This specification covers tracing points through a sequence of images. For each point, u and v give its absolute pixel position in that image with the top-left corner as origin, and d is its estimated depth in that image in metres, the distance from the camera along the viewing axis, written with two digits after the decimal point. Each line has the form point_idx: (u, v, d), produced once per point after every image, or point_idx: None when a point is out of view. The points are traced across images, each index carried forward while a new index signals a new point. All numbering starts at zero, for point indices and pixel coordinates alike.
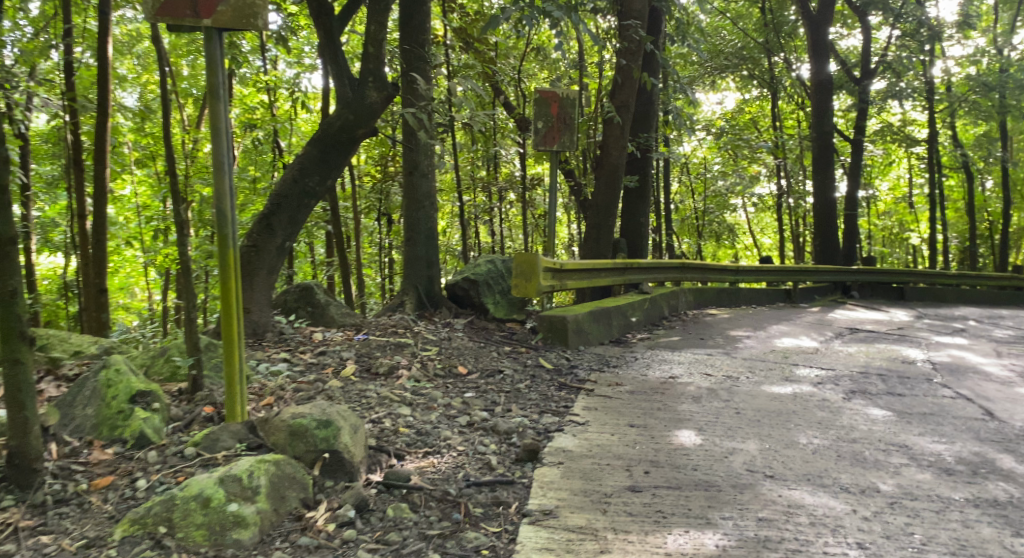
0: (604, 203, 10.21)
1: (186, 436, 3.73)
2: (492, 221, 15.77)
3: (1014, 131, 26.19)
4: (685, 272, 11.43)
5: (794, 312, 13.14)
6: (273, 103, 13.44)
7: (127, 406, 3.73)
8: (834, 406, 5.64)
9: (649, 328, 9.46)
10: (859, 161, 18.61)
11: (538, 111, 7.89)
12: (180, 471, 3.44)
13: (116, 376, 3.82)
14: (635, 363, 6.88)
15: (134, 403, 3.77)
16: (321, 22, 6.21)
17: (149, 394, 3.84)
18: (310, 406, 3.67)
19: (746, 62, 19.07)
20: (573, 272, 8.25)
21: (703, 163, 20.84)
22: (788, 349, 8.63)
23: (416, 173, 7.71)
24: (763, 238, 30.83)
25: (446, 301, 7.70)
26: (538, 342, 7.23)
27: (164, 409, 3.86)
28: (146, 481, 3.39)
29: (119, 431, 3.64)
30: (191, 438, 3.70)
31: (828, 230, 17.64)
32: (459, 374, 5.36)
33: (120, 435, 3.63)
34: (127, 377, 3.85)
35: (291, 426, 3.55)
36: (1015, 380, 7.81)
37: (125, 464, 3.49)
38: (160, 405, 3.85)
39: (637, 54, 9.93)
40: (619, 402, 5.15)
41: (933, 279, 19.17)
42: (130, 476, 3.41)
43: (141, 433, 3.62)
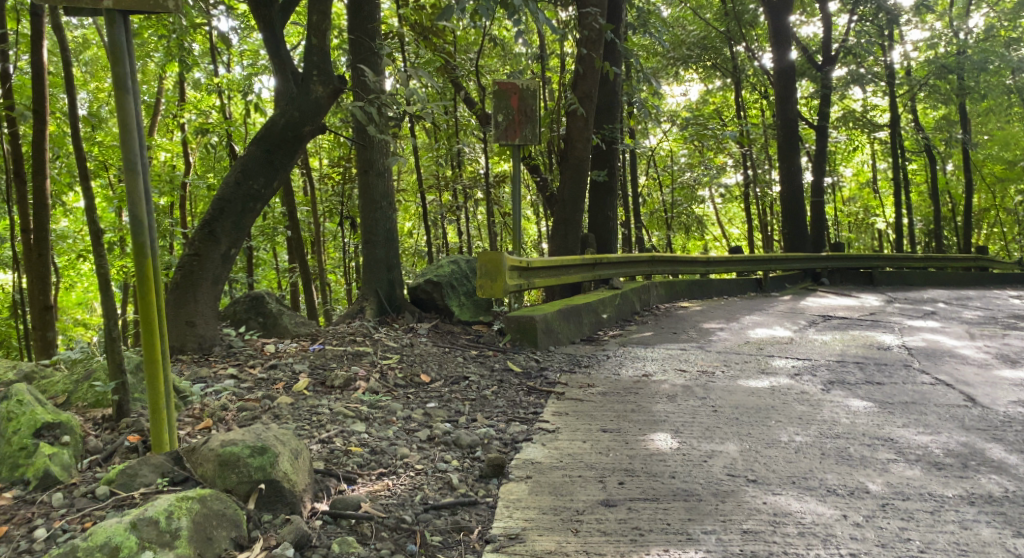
0: (570, 198, 9.97)
1: (101, 473, 3.38)
2: (459, 220, 15.49)
3: (975, 113, 26.40)
4: (655, 265, 11.22)
5: (766, 301, 12.99)
6: (227, 107, 13.02)
7: (31, 441, 3.37)
8: (814, 398, 5.44)
9: (621, 324, 9.23)
10: (824, 148, 18.58)
11: (497, 103, 7.61)
12: (88, 515, 3.06)
13: (18, 409, 3.45)
14: (608, 362, 6.63)
15: (39, 437, 3.40)
16: (261, 14, 5.91)
17: (58, 427, 3.47)
18: (245, 431, 3.34)
19: (709, 51, 18.99)
20: (541, 270, 7.98)
21: (670, 155, 20.72)
22: (762, 340, 8.44)
23: (372, 172, 7.39)
24: (732, 228, 30.86)
25: (408, 305, 7.40)
26: (506, 344, 6.96)
27: (77, 442, 3.50)
28: (46, 530, 2.99)
29: (20, 471, 3.27)
30: (106, 474, 3.35)
31: (796, 218, 17.54)
32: (420, 384, 5.06)
33: (22, 475, 3.26)
34: (30, 408, 3.47)
35: (222, 455, 3.21)
36: (993, 363, 7.69)
37: (24, 510, 3.11)
38: (71, 438, 3.49)
39: (598, 44, 9.71)
40: (591, 405, 4.89)
41: (901, 262, 19.23)
42: (29, 524, 3.02)
43: (45, 472, 3.26)
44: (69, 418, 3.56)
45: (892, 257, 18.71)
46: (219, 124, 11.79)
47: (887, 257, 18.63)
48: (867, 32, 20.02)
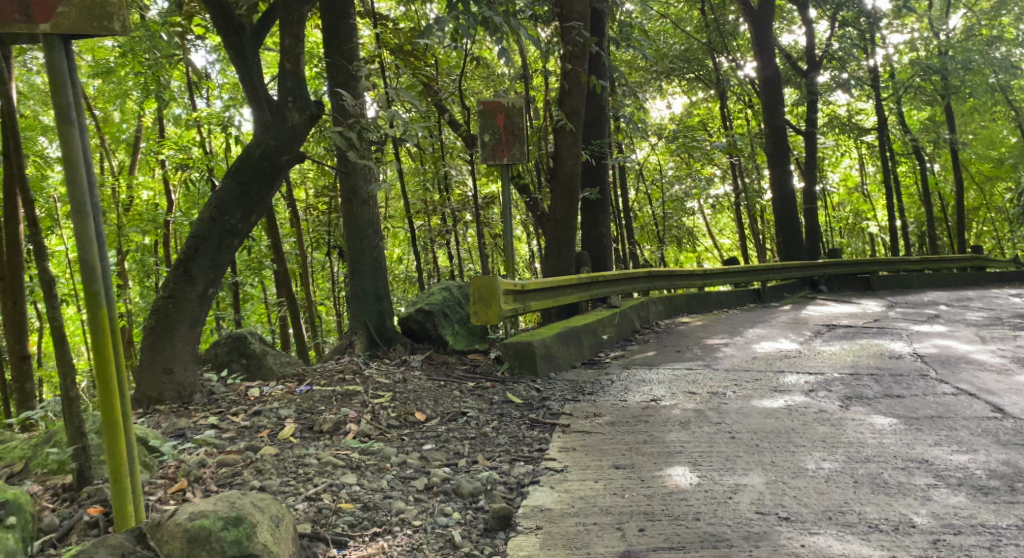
0: (562, 217, 9.70)
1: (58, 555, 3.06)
2: (449, 244, 15.19)
3: (960, 113, 26.34)
4: (652, 281, 10.93)
5: (766, 312, 12.71)
6: (207, 142, 12.74)
7: None
8: (836, 417, 5.15)
9: (621, 344, 8.92)
10: (815, 155, 18.39)
11: (482, 123, 7.34)
12: None
13: None
14: (613, 387, 6.30)
15: None
16: (230, 41, 5.63)
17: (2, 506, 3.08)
18: (216, 499, 3.05)
19: (693, 63, 18.86)
20: (536, 292, 7.66)
21: (658, 168, 20.49)
22: (769, 354, 8.15)
23: (356, 200, 7.09)
24: (723, 238, 30.61)
25: (400, 337, 7.09)
26: (505, 374, 6.63)
27: (23, 523, 3.12)
28: None
29: None
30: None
31: (790, 226, 17.29)
32: (415, 424, 4.72)
33: None
34: None
35: (191, 529, 2.89)
36: (1011, 369, 7.45)
37: None
38: (18, 519, 3.11)
39: (583, 58, 9.50)
40: (600, 438, 4.56)
41: (898, 266, 19.04)
42: None
43: None
44: (16, 495, 3.19)
45: (888, 261, 18.50)
46: (199, 159, 11.50)
47: (884, 262, 18.42)
48: (849, 37, 19.92)
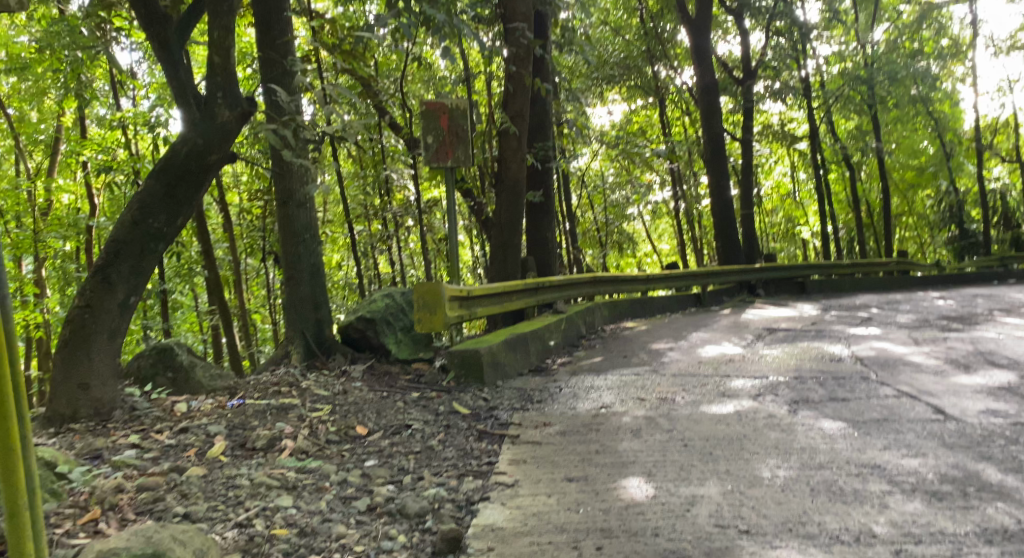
0: (507, 221, 9.53)
1: None
2: (390, 249, 14.90)
3: (887, 122, 27.14)
4: (597, 286, 10.85)
5: (708, 316, 12.76)
6: (132, 143, 12.21)
7: None
8: (785, 423, 5.14)
9: (568, 350, 8.78)
10: (752, 162, 18.67)
11: (426, 125, 7.14)
12: None
13: None
14: (562, 395, 6.14)
15: None
16: (155, 32, 5.31)
17: None
18: (130, 535, 2.80)
19: (632, 70, 19.02)
20: (481, 298, 7.47)
21: (599, 174, 20.59)
22: (715, 358, 8.12)
23: (292, 202, 6.80)
24: (661, 244, 30.93)
25: (339, 346, 6.81)
26: (450, 383, 6.39)
27: None
28: None
29: None
30: None
31: (729, 231, 17.46)
32: (356, 438, 4.49)
33: None
34: None
35: None
36: (948, 370, 7.57)
37: None
38: None
39: (527, 60, 9.41)
40: (551, 448, 4.42)
41: (832, 270, 19.45)
42: None
43: None
44: None
45: (822, 265, 18.88)
46: (124, 161, 11.01)
47: (818, 266, 18.78)
48: (784, 48, 20.33)
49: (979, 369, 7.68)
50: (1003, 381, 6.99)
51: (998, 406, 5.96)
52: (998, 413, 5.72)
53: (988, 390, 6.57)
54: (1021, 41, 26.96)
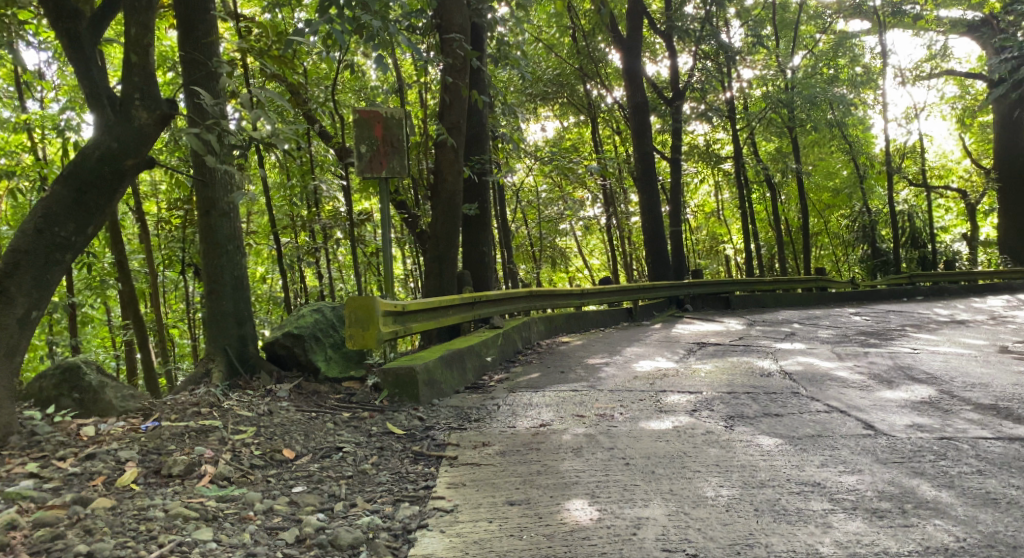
0: (443, 234, 9.38)
1: None
2: (318, 262, 14.54)
3: (806, 144, 28.02)
4: (533, 300, 10.81)
5: (640, 331, 12.87)
6: (41, 148, 11.63)
7: None
8: (723, 438, 5.19)
9: (505, 366, 8.68)
10: (681, 180, 18.98)
11: (359, 133, 7.07)
12: None
13: None
14: (499, 412, 6.07)
15: None
16: (63, 25, 4.94)
17: None
18: None
19: (565, 87, 19.16)
20: (417, 313, 7.30)
21: (530, 189, 20.60)
22: (649, 373, 8.16)
23: (214, 212, 6.49)
24: (591, 259, 31.24)
25: (264, 364, 6.54)
26: (384, 402, 6.21)
27: None
28: None
29: None
30: None
31: (658, 247, 17.66)
32: (283, 463, 4.41)
33: None
34: None
35: None
36: (872, 384, 7.76)
37: None
38: None
39: (464, 72, 9.31)
40: (492, 470, 4.42)
41: (755, 286, 19.90)
42: None
43: None
44: None
45: (747, 281, 19.28)
46: (30, 167, 10.46)
47: (743, 282, 19.19)
48: (711, 70, 20.76)
49: (901, 383, 7.86)
50: (924, 395, 7.17)
51: (923, 420, 6.05)
52: (922, 427, 5.78)
53: (912, 404, 6.72)
54: (926, 70, 28.26)
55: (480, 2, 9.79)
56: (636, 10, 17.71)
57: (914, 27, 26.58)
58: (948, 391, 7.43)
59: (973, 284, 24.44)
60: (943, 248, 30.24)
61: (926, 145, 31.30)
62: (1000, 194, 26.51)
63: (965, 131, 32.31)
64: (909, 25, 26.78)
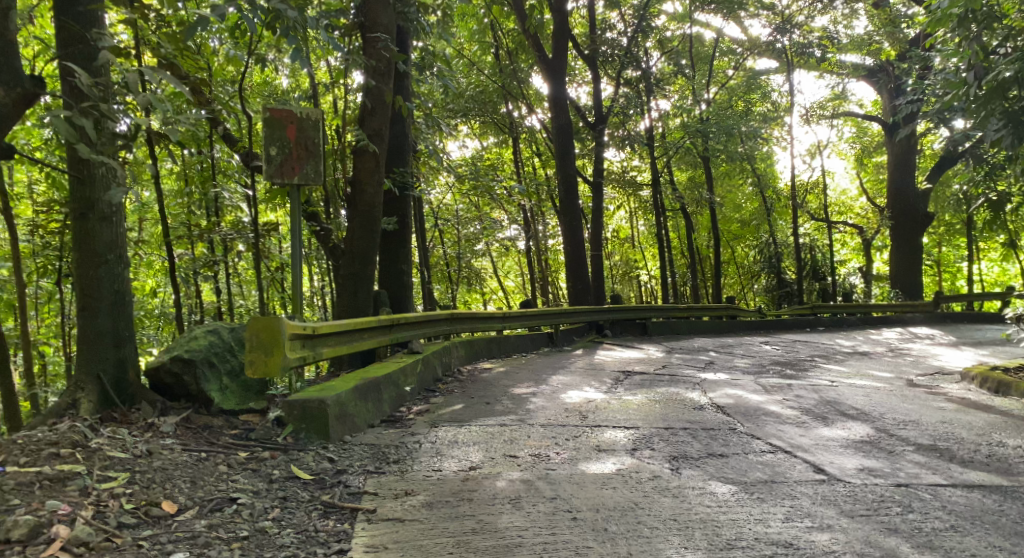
0: (360, 249, 8.77)
1: None
2: (217, 276, 13.49)
3: (719, 175, 28.45)
4: (454, 324, 10.27)
5: (562, 357, 12.46)
6: None
7: None
8: (672, 485, 4.84)
9: (423, 395, 8.06)
10: (602, 206, 18.72)
11: (269, 134, 6.43)
12: None
13: None
14: (422, 452, 5.56)
15: None
16: None
17: None
18: None
19: (486, 106, 18.79)
20: (329, 336, 6.61)
21: (447, 208, 20.09)
22: (578, 406, 7.75)
23: (93, 215, 5.64)
24: (507, 281, 30.94)
25: (146, 393, 5.76)
26: (288, 439, 5.53)
27: None
28: None
29: None
30: None
31: (578, 271, 17.35)
32: (161, 519, 4.00)
33: None
34: None
35: None
36: (807, 419, 7.55)
37: None
38: None
39: (388, 75, 8.76)
40: (418, 529, 3.98)
41: (671, 312, 19.84)
42: None
43: None
44: None
45: (664, 308, 19.18)
46: None
47: (659, 308, 19.10)
48: (635, 95, 20.66)
49: (835, 420, 7.58)
50: (862, 433, 6.85)
51: (871, 462, 5.65)
52: (872, 470, 5.41)
53: (850, 443, 6.40)
54: (830, 109, 29.20)
55: (407, 5, 9.28)
56: (561, 34, 17.42)
57: (820, 69, 27.47)
58: (883, 429, 7.15)
59: (869, 316, 25.14)
60: (842, 281, 31.15)
61: (829, 180, 32.38)
62: (893, 230, 27.36)
63: (864, 170, 33.56)
64: (814, 67, 27.63)
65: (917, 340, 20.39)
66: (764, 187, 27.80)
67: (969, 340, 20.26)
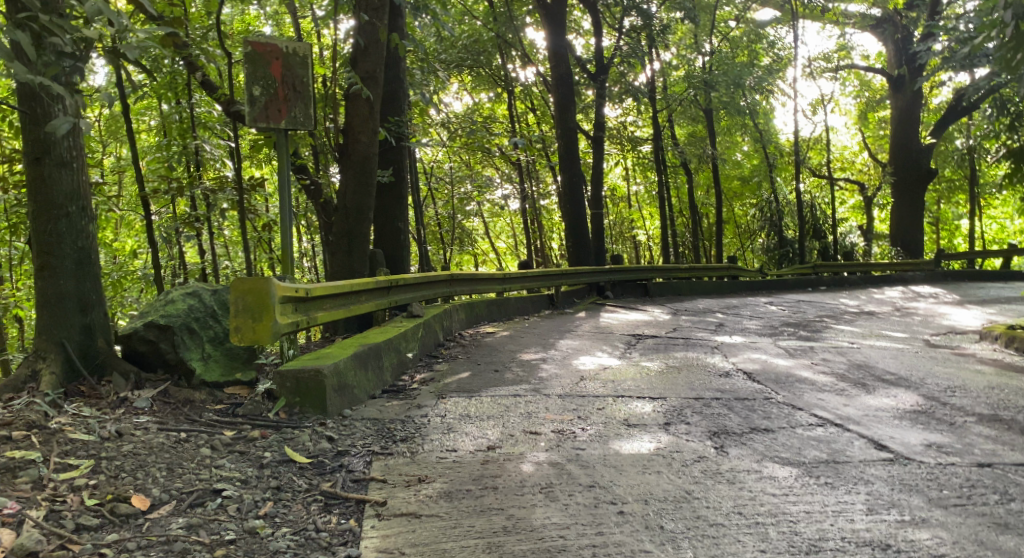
0: (354, 204, 8.08)
1: None
2: (200, 236, 12.70)
3: (720, 129, 27.66)
4: (453, 285, 9.60)
5: (566, 319, 11.82)
6: None
7: None
8: (724, 468, 4.23)
9: (425, 362, 7.42)
10: (602, 161, 17.99)
11: (251, 72, 5.67)
12: None
13: None
14: (432, 429, 4.91)
15: None
16: None
17: None
18: None
19: (481, 57, 18.00)
20: (324, 300, 5.94)
21: (440, 165, 19.35)
22: (595, 374, 7.11)
23: (49, 159, 4.92)
24: (500, 242, 30.23)
25: (117, 363, 5.09)
26: (281, 415, 4.89)
27: None
28: None
29: None
30: None
31: (579, 228, 16.65)
32: (129, 518, 3.41)
33: None
34: None
35: None
36: (844, 386, 6.95)
37: None
38: None
39: (382, 10, 8.02)
40: (438, 530, 3.39)
41: (672, 272, 19.20)
42: None
43: None
44: None
45: (666, 268, 18.54)
46: None
47: (662, 267, 18.44)
48: (638, 43, 19.71)
49: (876, 386, 6.96)
50: (912, 402, 6.22)
51: (937, 436, 5.04)
52: (940, 446, 4.80)
53: (902, 413, 5.78)
54: (833, 63, 28.36)
55: None
56: None
57: (825, 21, 26.56)
58: (932, 396, 6.52)
59: (868, 275, 24.61)
60: (841, 239, 30.54)
61: (831, 135, 31.60)
62: (895, 187, 26.64)
63: (866, 126, 32.79)
64: (818, 18, 26.75)
65: (922, 299, 19.87)
66: (764, 143, 27.05)
67: (974, 298, 19.75)
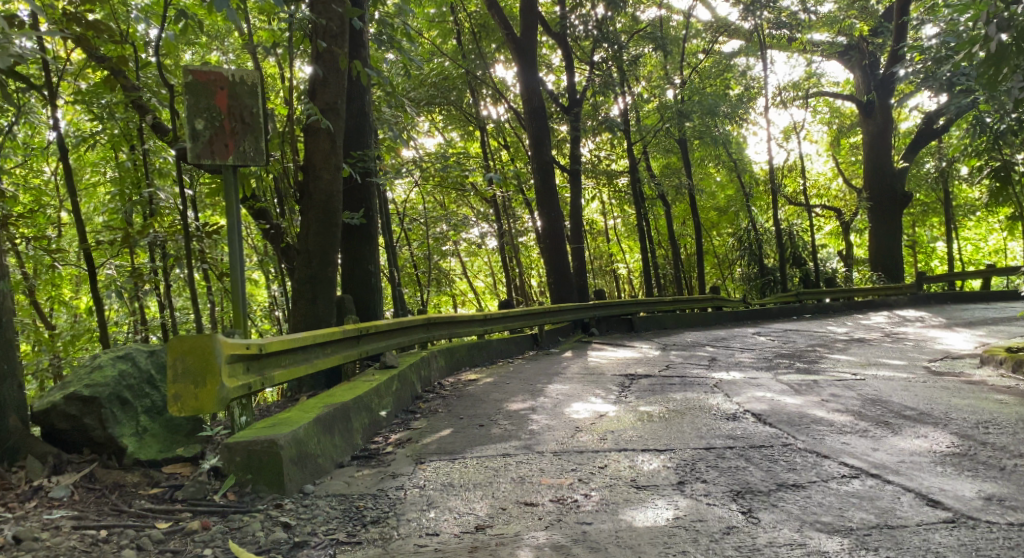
0: (318, 246, 7.37)
1: None
2: (158, 289, 11.86)
3: (696, 159, 27.29)
4: (430, 329, 8.88)
5: (552, 361, 11.10)
6: None
7: None
8: (762, 545, 3.54)
9: (402, 418, 6.67)
10: (579, 195, 17.39)
11: (192, 103, 4.98)
12: None
13: None
14: (408, 506, 4.16)
15: None
16: None
17: None
18: None
19: (449, 94, 17.57)
20: (283, 356, 5.20)
21: (412, 206, 18.63)
22: (590, 424, 6.41)
23: None
24: (478, 281, 29.53)
25: (34, 445, 4.32)
26: (228, 498, 4.12)
27: None
28: None
29: None
30: None
31: (560, 264, 16.01)
32: None
33: None
34: None
35: None
36: (866, 425, 6.29)
37: None
38: None
39: (342, 36, 7.40)
40: None
41: (657, 305, 18.56)
42: None
43: None
44: None
45: (649, 302, 17.90)
46: None
47: (646, 301, 17.81)
48: (610, 74, 19.22)
49: (901, 425, 6.29)
50: (946, 442, 5.58)
51: (990, 486, 4.39)
52: (1001, 499, 4.15)
53: (941, 457, 5.11)
54: (804, 90, 28.19)
55: None
56: (530, 14, 16.06)
57: (792, 50, 26.44)
58: (965, 434, 5.87)
59: (852, 300, 24.13)
60: (822, 266, 30.10)
61: (805, 162, 31.39)
62: (871, 211, 26.27)
63: (841, 151, 32.62)
64: (786, 47, 26.62)
65: (910, 324, 19.35)
66: (740, 171, 26.69)
67: (963, 320, 19.24)
